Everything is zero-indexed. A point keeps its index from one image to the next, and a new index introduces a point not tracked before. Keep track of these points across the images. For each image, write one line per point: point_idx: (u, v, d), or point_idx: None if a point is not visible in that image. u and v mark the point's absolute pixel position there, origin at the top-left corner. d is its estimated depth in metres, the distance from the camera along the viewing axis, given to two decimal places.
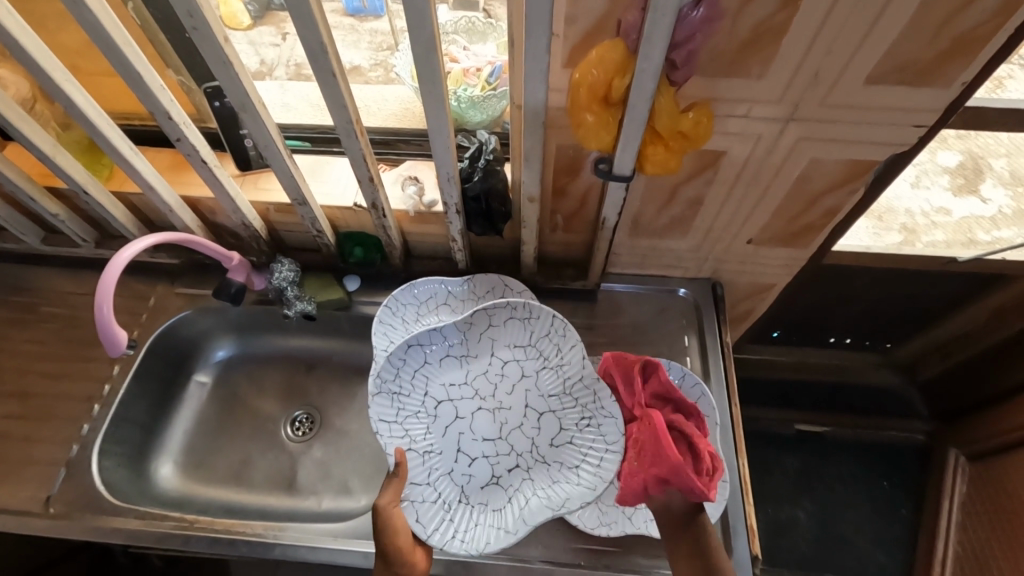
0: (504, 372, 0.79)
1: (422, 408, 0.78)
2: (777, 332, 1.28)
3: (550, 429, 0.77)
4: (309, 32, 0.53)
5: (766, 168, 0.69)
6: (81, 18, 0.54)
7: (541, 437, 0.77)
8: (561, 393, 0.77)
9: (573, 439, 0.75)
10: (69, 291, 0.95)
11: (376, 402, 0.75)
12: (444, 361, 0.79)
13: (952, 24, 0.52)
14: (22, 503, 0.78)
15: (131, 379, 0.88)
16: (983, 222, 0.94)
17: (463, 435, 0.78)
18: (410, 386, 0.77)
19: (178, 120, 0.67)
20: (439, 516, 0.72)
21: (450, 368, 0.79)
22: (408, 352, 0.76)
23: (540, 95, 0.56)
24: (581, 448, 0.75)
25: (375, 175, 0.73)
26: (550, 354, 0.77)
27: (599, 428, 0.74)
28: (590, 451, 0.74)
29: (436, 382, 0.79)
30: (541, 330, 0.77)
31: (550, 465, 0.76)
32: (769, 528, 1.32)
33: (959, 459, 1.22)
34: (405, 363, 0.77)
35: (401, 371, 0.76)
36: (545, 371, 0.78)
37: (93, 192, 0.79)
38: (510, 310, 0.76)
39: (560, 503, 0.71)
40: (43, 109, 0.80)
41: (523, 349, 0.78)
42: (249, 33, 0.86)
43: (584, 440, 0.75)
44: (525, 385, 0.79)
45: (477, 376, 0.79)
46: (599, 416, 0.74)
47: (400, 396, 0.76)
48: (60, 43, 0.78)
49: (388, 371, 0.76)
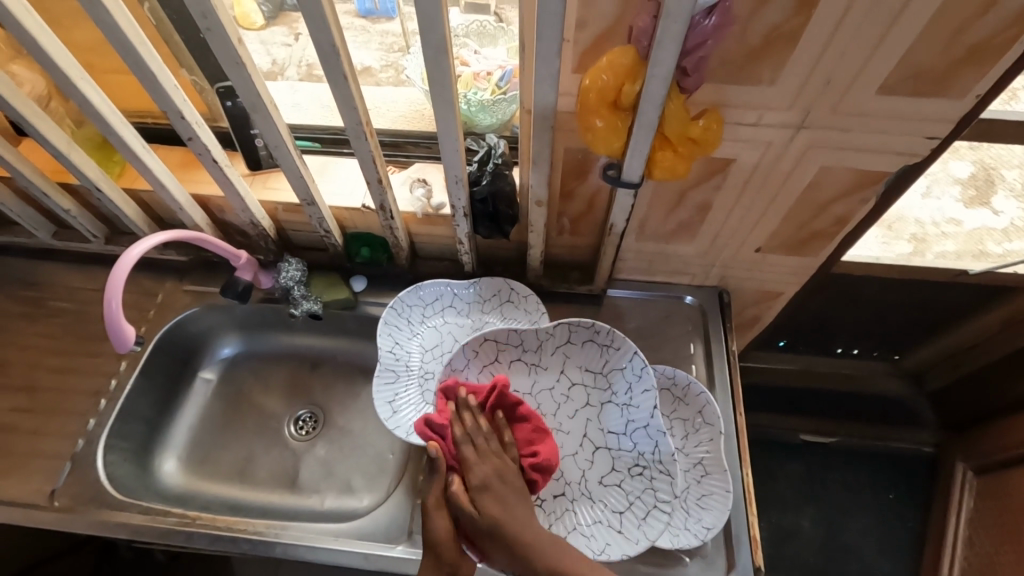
0: (568, 395, 0.81)
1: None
2: (782, 340, 1.27)
3: (604, 466, 0.77)
4: (321, 34, 0.53)
5: (776, 176, 0.69)
6: (98, 19, 0.54)
7: (592, 473, 0.77)
8: (624, 432, 0.77)
9: (622, 483, 0.75)
10: (78, 285, 0.96)
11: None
12: (514, 366, 0.82)
13: (967, 34, 0.51)
14: (27, 495, 0.79)
15: (138, 374, 0.88)
16: (994, 234, 0.93)
17: None
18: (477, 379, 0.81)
19: (190, 119, 0.67)
20: None
21: (518, 374, 0.82)
22: (481, 345, 0.80)
23: (550, 98, 0.56)
24: (630, 492, 0.74)
25: (383, 177, 0.73)
26: (619, 390, 0.78)
27: (649, 480, 0.74)
28: (639, 500, 0.73)
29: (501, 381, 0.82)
30: (616, 363, 0.78)
31: (594, 502, 0.75)
32: (772, 537, 1.31)
33: (966, 472, 1.21)
34: (477, 356, 0.81)
35: (471, 364, 0.81)
36: (610, 405, 0.79)
37: (105, 189, 0.80)
38: (591, 333, 0.79)
39: (599, 547, 0.71)
40: (58, 107, 0.81)
41: (592, 376, 0.80)
42: (261, 33, 0.87)
43: (632, 488, 0.74)
44: (587, 415, 0.79)
45: (542, 391, 0.81)
46: (653, 469, 0.74)
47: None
48: (76, 41, 0.79)
49: (461, 360, 0.80)
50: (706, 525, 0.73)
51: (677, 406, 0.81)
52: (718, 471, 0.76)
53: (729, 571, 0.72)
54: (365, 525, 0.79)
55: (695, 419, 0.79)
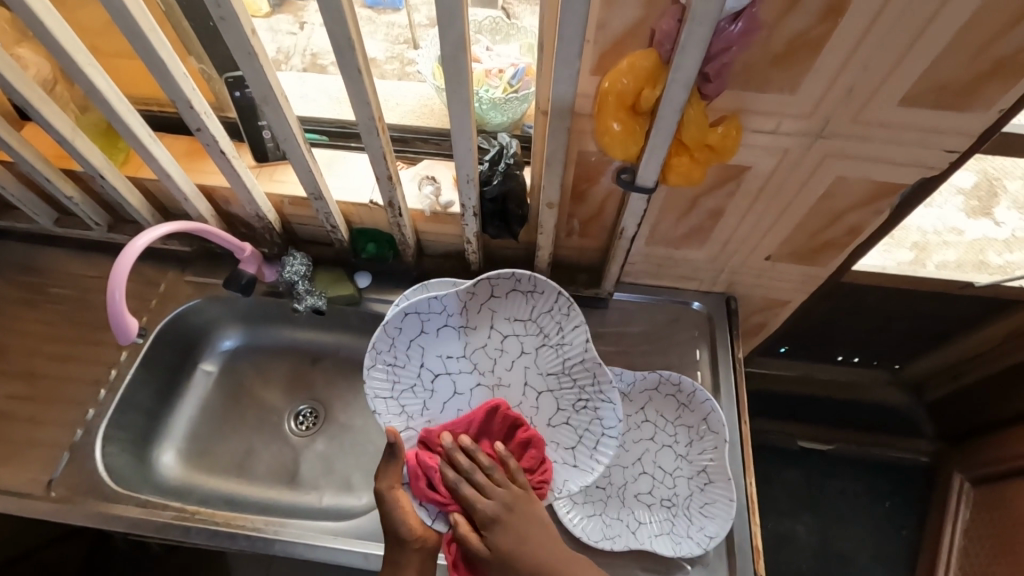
0: (502, 347, 0.79)
1: (417, 381, 0.78)
2: (785, 347, 1.27)
3: (547, 409, 0.78)
4: (337, 27, 0.52)
5: (791, 184, 0.68)
6: (110, 4, 0.53)
7: (539, 417, 0.78)
8: (562, 372, 0.77)
9: (570, 420, 0.77)
10: (79, 273, 0.95)
11: (372, 374, 0.76)
12: (442, 332, 0.79)
13: (995, 46, 0.50)
14: (25, 485, 0.78)
15: (138, 364, 0.87)
16: (995, 244, 0.92)
17: (461, 410, 0.79)
18: (407, 357, 0.78)
19: (199, 109, 0.66)
20: None
21: (447, 340, 0.79)
22: (405, 320, 0.76)
23: (568, 99, 0.55)
24: (579, 427, 0.76)
25: (393, 173, 0.72)
26: (551, 331, 0.77)
27: (595, 411, 0.76)
28: (587, 432, 0.76)
29: (432, 353, 0.79)
30: (543, 307, 0.77)
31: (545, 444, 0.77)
32: (767, 544, 1.32)
33: (964, 483, 1.21)
34: (402, 332, 0.77)
35: (396, 342, 0.77)
36: (544, 347, 0.78)
37: (109, 177, 0.79)
38: (514, 283, 0.76)
39: (559, 484, 0.74)
40: (63, 91, 0.80)
41: (523, 324, 0.78)
42: (267, 19, 0.85)
43: (580, 421, 0.76)
44: (524, 362, 0.79)
45: (475, 350, 0.79)
46: (596, 400, 0.76)
47: (395, 368, 0.77)
48: (81, 23, 0.77)
49: (384, 341, 0.76)
50: (709, 534, 0.72)
51: (682, 413, 0.79)
52: (722, 479, 0.75)
53: None
54: (366, 525, 0.76)
55: (700, 426, 0.78)
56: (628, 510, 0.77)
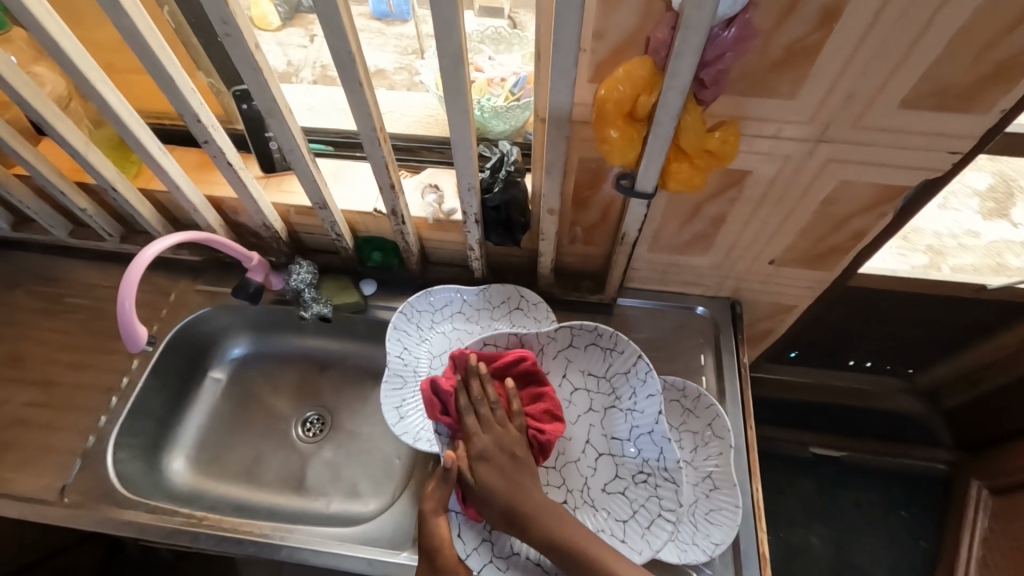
0: (571, 399, 0.79)
1: None
2: (795, 352, 1.25)
3: (606, 473, 0.75)
4: (338, 41, 0.54)
5: (793, 188, 0.68)
6: (120, 23, 0.55)
7: (595, 480, 0.75)
8: (628, 438, 0.74)
9: (626, 490, 0.73)
10: (93, 283, 0.97)
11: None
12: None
13: (995, 49, 0.50)
14: (39, 490, 0.80)
15: (149, 372, 0.89)
16: (1013, 247, 0.91)
17: None
18: None
19: (207, 123, 0.68)
20: (477, 535, 0.72)
21: None
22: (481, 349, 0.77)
23: (565, 108, 0.56)
24: (635, 499, 0.72)
25: (396, 182, 0.73)
26: (623, 395, 0.76)
27: (654, 487, 0.72)
28: (644, 507, 0.72)
29: None
30: (618, 367, 0.76)
31: (596, 509, 0.74)
32: (780, 553, 1.30)
33: (982, 491, 1.18)
34: None
35: None
36: (613, 410, 0.76)
37: (121, 189, 0.81)
38: (593, 337, 0.76)
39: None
40: (77, 107, 0.83)
41: (596, 381, 0.78)
42: (278, 34, 0.87)
43: (636, 493, 0.72)
44: (591, 421, 0.78)
45: None
46: (658, 475, 0.72)
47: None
48: (96, 41, 0.80)
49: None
50: (715, 542, 0.72)
51: (686, 419, 0.79)
52: (727, 485, 0.75)
53: None
54: (371, 530, 0.78)
55: (705, 432, 0.78)
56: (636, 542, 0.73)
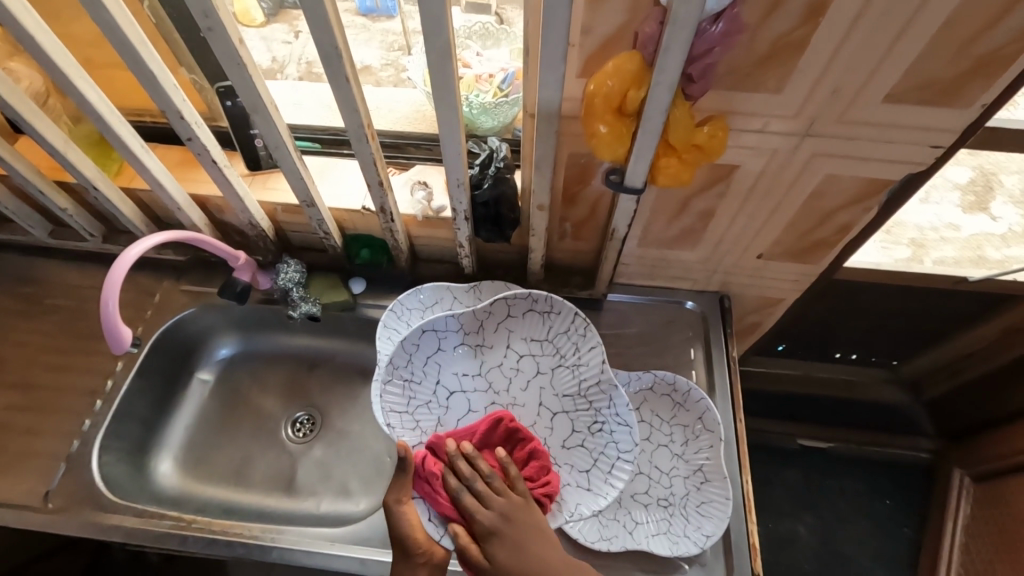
0: (518, 367, 0.79)
1: (432, 398, 0.78)
2: (782, 345, 1.26)
3: (562, 430, 0.77)
4: (323, 35, 0.53)
5: (780, 183, 0.68)
6: (99, 18, 0.54)
7: (553, 438, 0.77)
8: (577, 392, 0.76)
9: (584, 442, 0.75)
10: (75, 284, 0.95)
11: (388, 391, 0.76)
12: (459, 350, 0.79)
13: (976, 44, 0.51)
14: (22, 496, 0.78)
15: (134, 374, 0.88)
16: (993, 240, 0.92)
17: None
18: (422, 374, 0.78)
19: (190, 120, 0.67)
20: None
21: (463, 358, 0.79)
22: (422, 337, 0.76)
23: (554, 103, 0.56)
24: (594, 449, 0.74)
25: (384, 179, 0.73)
26: (567, 352, 0.76)
27: (610, 434, 0.73)
28: (603, 454, 0.73)
29: (448, 371, 0.79)
30: (559, 327, 0.76)
31: (559, 466, 0.75)
32: (768, 543, 1.31)
33: (964, 478, 1.21)
34: (419, 349, 0.77)
35: (413, 359, 0.77)
36: (560, 369, 0.77)
37: (102, 188, 0.79)
38: (530, 303, 0.76)
39: (569, 509, 0.71)
40: (56, 103, 0.81)
41: (539, 344, 0.77)
42: (261, 29, 0.86)
43: (594, 444, 0.74)
44: (540, 383, 0.78)
45: (491, 369, 0.79)
46: (612, 422, 0.73)
47: (412, 384, 0.77)
48: (73, 36, 0.78)
49: (401, 357, 0.76)
50: (706, 534, 0.72)
51: (677, 412, 0.80)
52: (718, 478, 0.75)
53: None
54: (362, 530, 0.76)
55: (695, 425, 0.79)
56: (626, 509, 0.77)
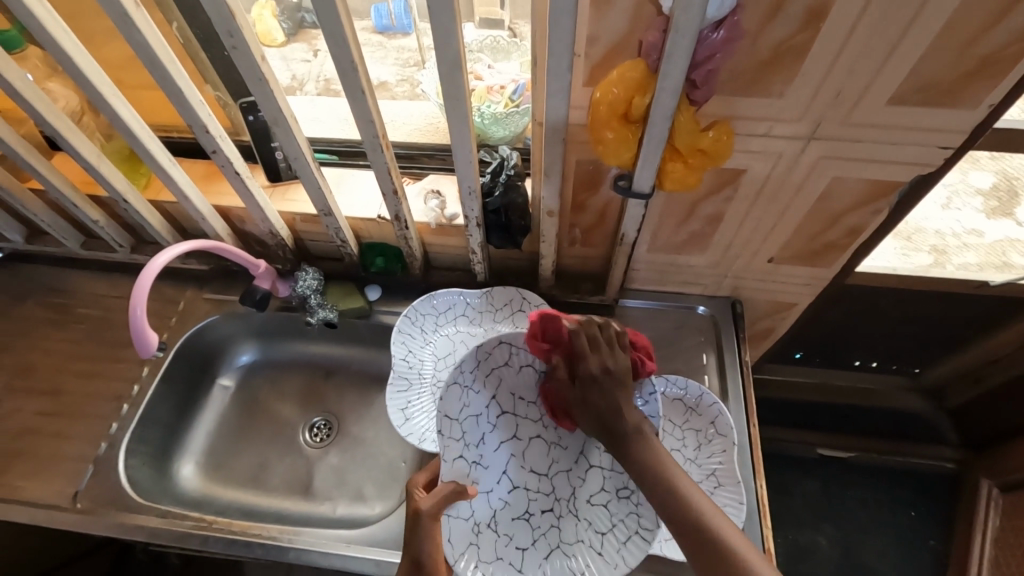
0: None
1: (482, 414, 0.69)
2: (798, 353, 1.25)
3: (593, 483, 0.69)
4: (340, 50, 0.55)
5: (787, 186, 0.69)
6: (132, 39, 0.57)
7: (582, 490, 0.69)
8: None
9: (609, 504, 0.66)
10: (103, 293, 0.99)
11: (449, 393, 0.65)
12: (523, 372, 0.72)
13: (977, 45, 0.51)
14: (51, 497, 0.81)
15: (158, 380, 0.91)
16: (1016, 245, 0.91)
17: (512, 458, 0.71)
18: (483, 385, 0.70)
19: (214, 133, 0.70)
20: (466, 539, 0.67)
21: (525, 381, 0.73)
22: (496, 347, 0.69)
23: (562, 111, 0.57)
24: (616, 513, 0.65)
25: (398, 188, 0.75)
26: None
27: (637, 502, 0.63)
28: (622, 522, 0.65)
29: (506, 390, 0.72)
30: None
31: (579, 520, 0.68)
32: (788, 554, 1.29)
33: (991, 489, 1.18)
34: (488, 358, 0.69)
35: (480, 366, 0.68)
36: None
37: (131, 200, 0.83)
38: None
39: (579, 570, 0.65)
40: (89, 121, 0.85)
41: None
42: (282, 49, 0.91)
43: (619, 508, 0.65)
44: None
45: None
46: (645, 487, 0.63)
47: (468, 392, 0.68)
48: (106, 58, 0.82)
49: (469, 362, 0.67)
50: None
51: (689, 417, 0.80)
52: (731, 482, 0.75)
53: None
54: (376, 533, 0.78)
55: (708, 430, 0.78)
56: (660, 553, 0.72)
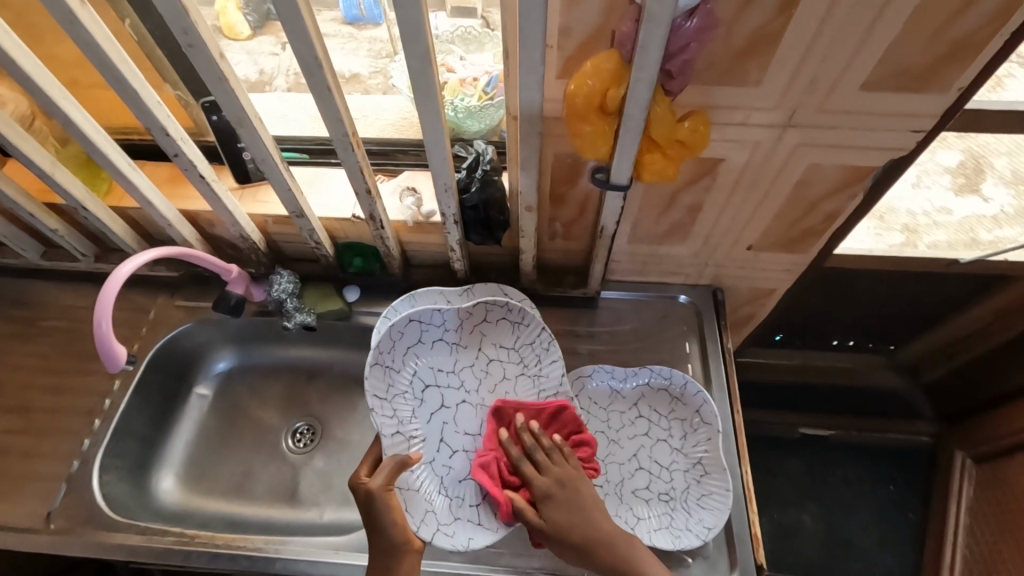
0: (487, 370, 0.79)
1: (409, 388, 0.77)
2: (779, 336, 1.27)
3: None
4: (304, 46, 0.53)
5: (765, 173, 0.69)
6: (80, 39, 0.54)
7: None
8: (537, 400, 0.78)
9: None
10: (68, 305, 0.96)
11: (371, 374, 0.73)
12: (437, 345, 0.78)
13: (947, 29, 0.52)
14: (23, 519, 0.78)
15: (131, 392, 0.88)
16: (985, 221, 0.93)
17: (446, 425, 0.77)
18: (403, 362, 0.76)
19: (175, 135, 0.67)
20: (421, 506, 0.72)
21: (440, 353, 0.78)
22: (408, 326, 0.76)
23: (536, 104, 0.56)
24: None
25: (372, 187, 0.73)
26: (530, 362, 0.79)
27: None
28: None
29: (425, 363, 0.78)
30: (526, 338, 0.79)
31: None
32: (774, 533, 1.31)
33: (966, 460, 1.21)
34: (403, 337, 0.76)
35: (398, 346, 0.76)
36: (523, 376, 0.79)
37: (92, 208, 0.79)
38: (505, 311, 0.78)
39: None
40: (42, 125, 0.81)
41: (508, 351, 0.79)
42: (247, 43, 0.86)
43: None
44: (507, 387, 0.79)
45: (465, 367, 0.79)
46: None
47: (391, 372, 0.75)
48: (57, 58, 0.78)
49: (386, 343, 0.74)
50: (708, 526, 0.72)
51: (675, 406, 0.80)
52: (717, 470, 0.76)
53: (732, 570, 0.72)
54: (362, 536, 0.76)
55: (693, 419, 0.79)
56: (628, 508, 0.76)
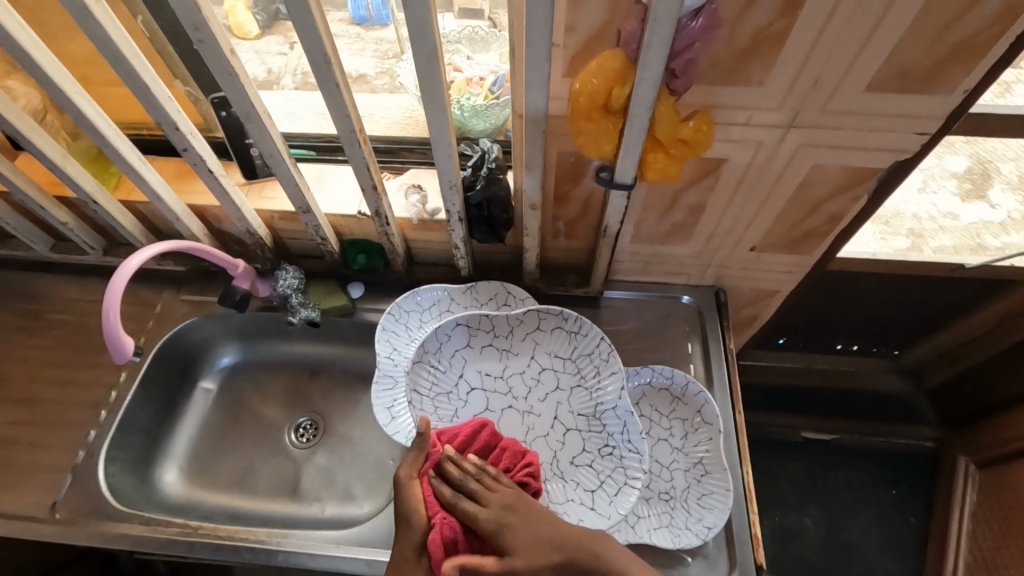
0: (539, 378, 0.80)
1: (454, 389, 0.80)
2: (782, 338, 1.27)
3: (575, 447, 0.77)
4: (312, 43, 0.54)
5: (768, 174, 0.69)
6: (92, 34, 0.55)
7: (563, 453, 0.77)
8: (594, 414, 0.77)
9: (592, 463, 0.76)
10: (76, 298, 0.97)
11: (415, 370, 0.79)
12: (486, 350, 0.81)
13: (951, 31, 0.52)
14: (28, 508, 0.79)
15: (137, 385, 0.89)
16: (991, 227, 0.93)
17: None
18: (449, 363, 0.80)
19: (185, 130, 0.67)
20: None
21: (488, 358, 0.81)
22: (454, 330, 0.79)
23: (541, 103, 0.57)
24: (600, 470, 0.75)
25: (378, 183, 0.74)
26: (588, 375, 0.78)
27: (619, 459, 0.74)
28: (610, 477, 0.74)
29: (472, 367, 0.81)
30: (583, 349, 0.78)
31: (567, 480, 0.76)
32: (775, 536, 1.31)
33: (969, 466, 1.20)
34: (450, 339, 0.80)
35: (443, 348, 0.80)
36: (578, 389, 0.78)
37: (101, 201, 0.80)
38: (560, 320, 0.78)
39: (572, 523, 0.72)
40: (53, 119, 0.82)
41: (563, 361, 0.79)
42: (256, 43, 0.87)
43: (603, 466, 0.75)
44: (558, 397, 0.79)
45: (513, 375, 0.81)
46: (622, 448, 0.74)
47: (437, 371, 0.80)
48: (69, 54, 0.79)
49: (432, 344, 0.79)
50: (707, 525, 0.73)
51: (676, 406, 0.80)
52: (718, 470, 0.76)
53: (731, 569, 0.72)
54: (364, 532, 0.77)
55: (694, 419, 0.79)
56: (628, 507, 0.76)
